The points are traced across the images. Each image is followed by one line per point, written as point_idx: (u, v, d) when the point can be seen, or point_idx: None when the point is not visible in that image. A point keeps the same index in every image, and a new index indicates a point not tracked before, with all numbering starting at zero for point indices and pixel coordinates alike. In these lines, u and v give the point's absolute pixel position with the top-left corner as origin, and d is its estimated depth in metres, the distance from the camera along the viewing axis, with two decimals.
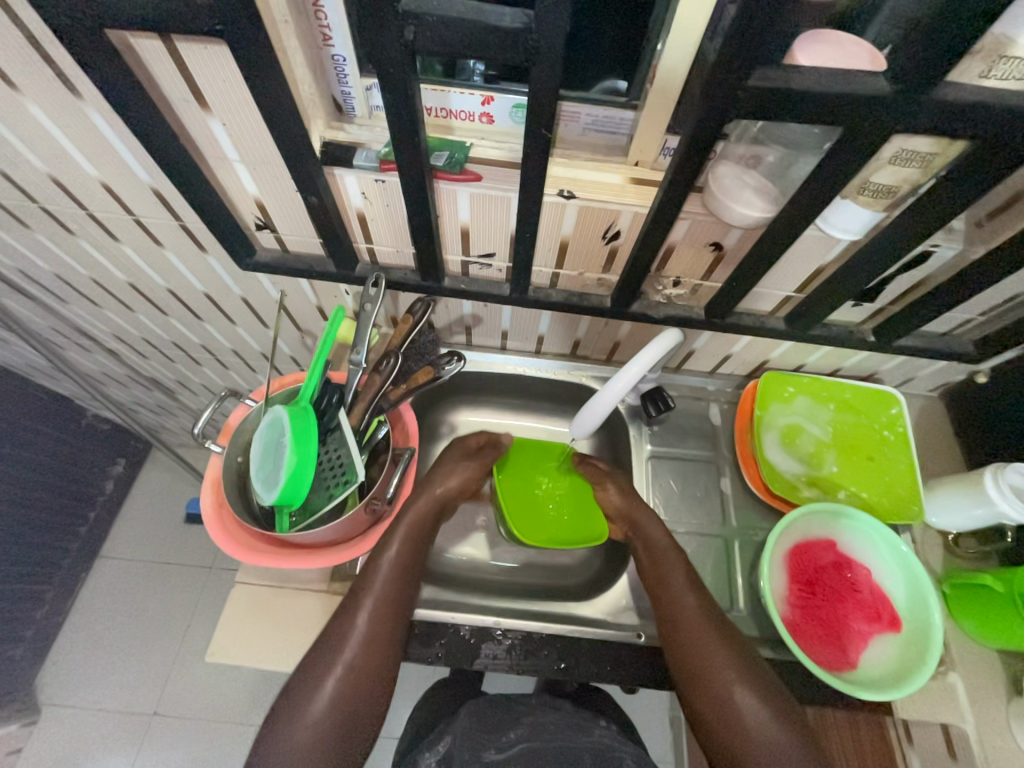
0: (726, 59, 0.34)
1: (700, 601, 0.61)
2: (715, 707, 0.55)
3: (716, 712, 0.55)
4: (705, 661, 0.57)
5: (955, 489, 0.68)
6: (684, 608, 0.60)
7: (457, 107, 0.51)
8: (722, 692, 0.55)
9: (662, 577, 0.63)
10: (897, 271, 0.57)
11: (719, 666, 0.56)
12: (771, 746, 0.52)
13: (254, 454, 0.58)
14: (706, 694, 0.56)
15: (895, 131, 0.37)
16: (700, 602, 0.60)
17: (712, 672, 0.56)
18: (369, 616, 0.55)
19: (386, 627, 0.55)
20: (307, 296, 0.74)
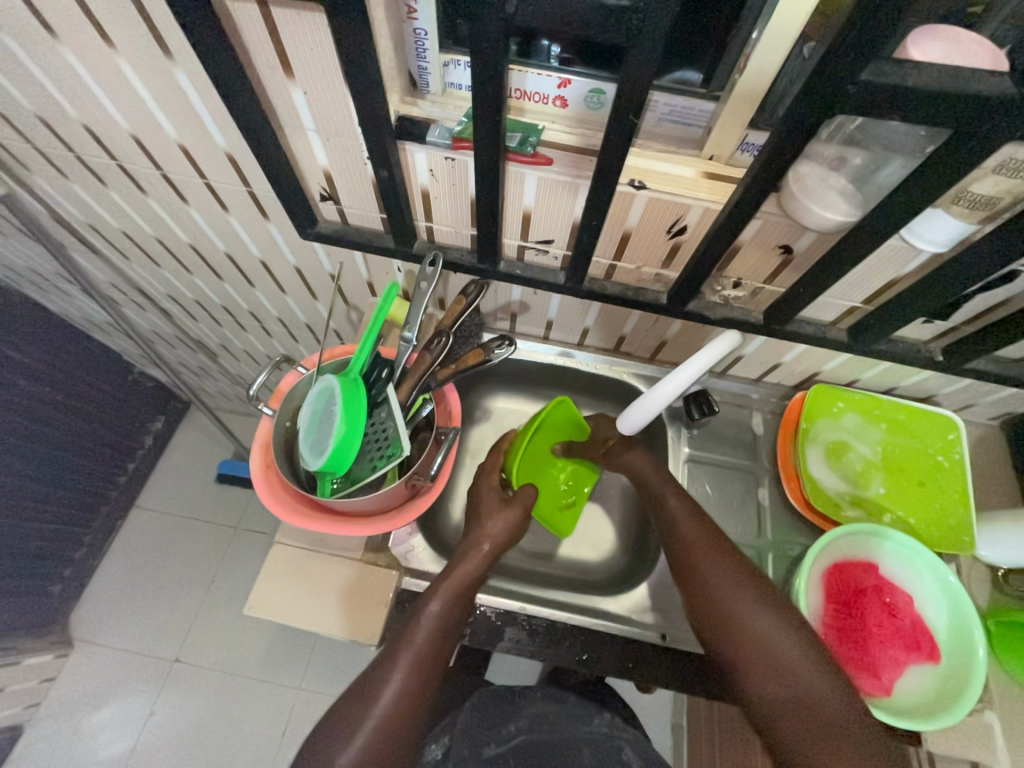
0: (839, 50, 0.33)
1: (726, 561, 0.60)
2: (757, 662, 0.54)
3: (754, 663, 0.54)
4: (738, 619, 0.56)
5: (1011, 523, 0.65)
6: (710, 571, 0.59)
7: (532, 88, 0.50)
8: (761, 643, 0.54)
9: (686, 536, 0.62)
10: (978, 290, 0.54)
11: (753, 620, 0.56)
12: (816, 693, 0.52)
13: (304, 421, 0.59)
14: (744, 650, 0.55)
15: (1011, 138, 0.35)
16: (726, 565, 0.59)
17: (746, 627, 0.55)
18: (440, 608, 0.59)
19: (444, 637, 0.58)
20: (359, 271, 0.75)
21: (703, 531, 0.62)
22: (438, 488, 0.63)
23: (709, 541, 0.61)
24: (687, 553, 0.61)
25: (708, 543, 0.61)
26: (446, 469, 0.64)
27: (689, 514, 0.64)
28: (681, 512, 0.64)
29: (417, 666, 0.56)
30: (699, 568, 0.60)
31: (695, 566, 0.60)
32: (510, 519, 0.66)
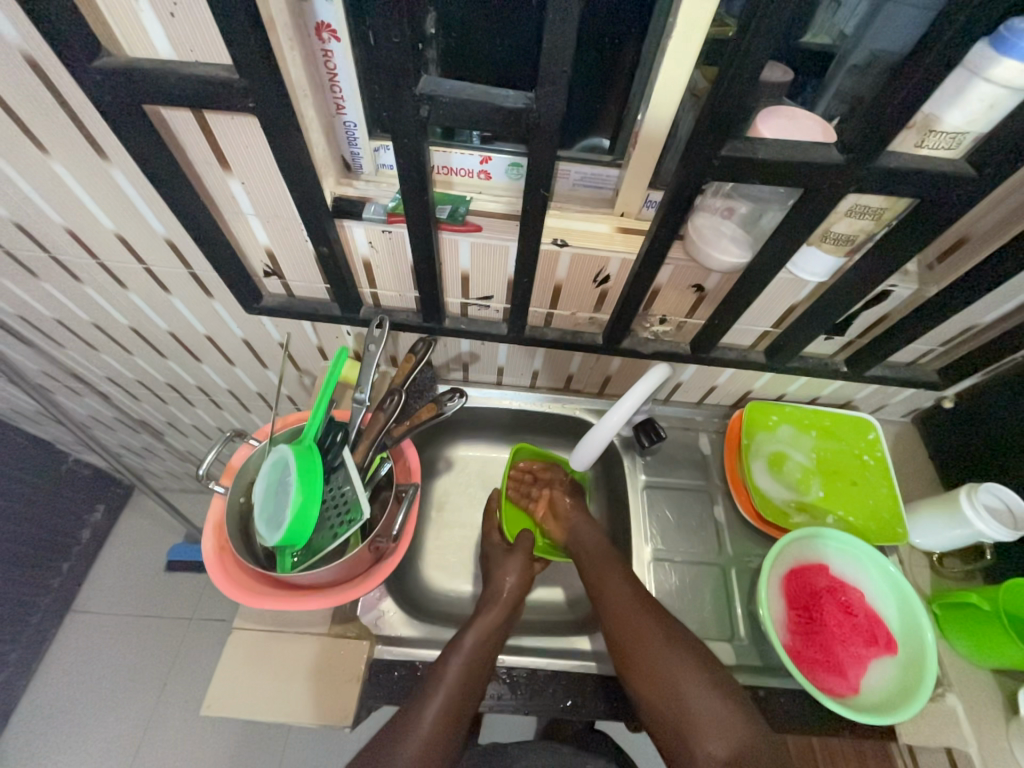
0: (701, 132, 0.39)
1: (660, 624, 0.61)
2: (694, 729, 0.54)
3: (692, 728, 0.54)
4: (673, 685, 0.57)
5: (934, 510, 0.71)
6: (642, 641, 0.60)
7: (457, 165, 0.55)
8: (703, 709, 0.55)
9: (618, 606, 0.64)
10: (862, 308, 0.62)
11: (687, 686, 0.57)
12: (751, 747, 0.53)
13: (259, 495, 0.58)
14: (683, 718, 0.55)
15: (849, 191, 0.43)
16: (663, 629, 0.61)
17: (681, 693, 0.56)
18: (470, 650, 0.59)
19: (465, 699, 0.56)
20: (309, 338, 0.77)
21: (639, 598, 0.64)
22: (403, 547, 0.62)
23: (645, 607, 0.63)
24: (623, 621, 0.63)
25: (644, 608, 0.63)
26: (409, 526, 0.64)
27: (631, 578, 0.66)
28: (619, 580, 0.66)
29: (449, 713, 0.55)
30: (637, 636, 0.61)
31: (629, 640, 0.61)
32: (512, 566, 0.70)
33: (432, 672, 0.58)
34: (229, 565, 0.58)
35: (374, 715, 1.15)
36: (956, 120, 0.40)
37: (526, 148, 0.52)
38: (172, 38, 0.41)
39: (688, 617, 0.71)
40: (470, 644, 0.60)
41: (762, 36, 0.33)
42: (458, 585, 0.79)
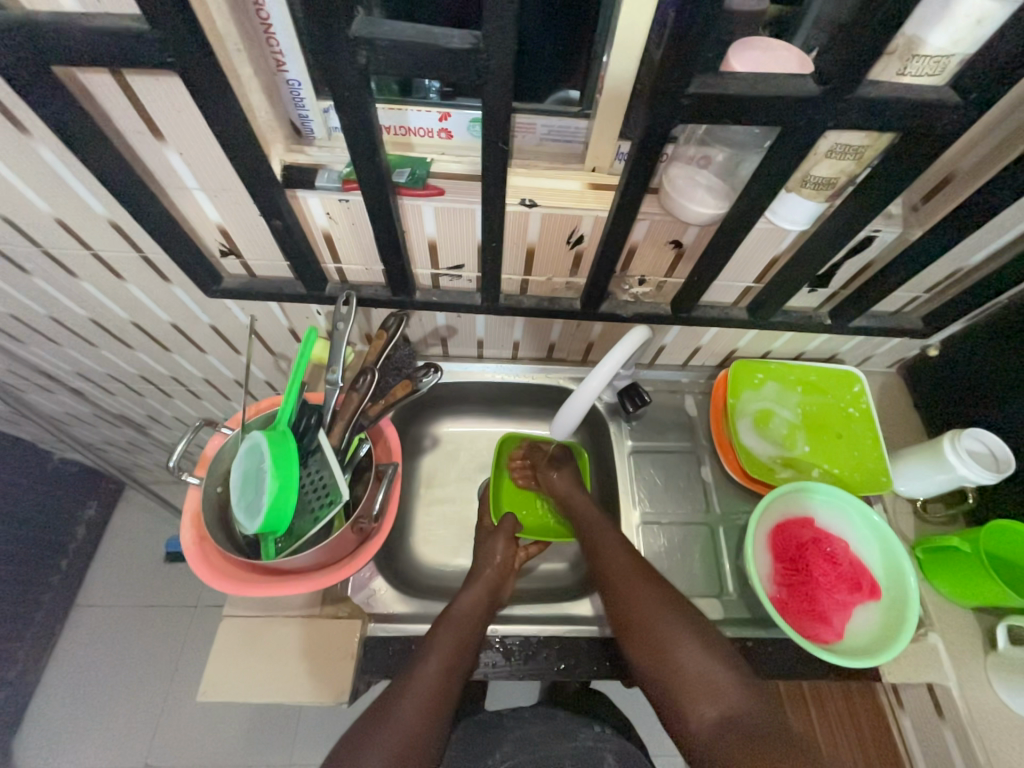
0: (666, 69, 0.36)
1: (653, 584, 0.62)
2: (685, 686, 0.55)
3: (685, 691, 0.55)
4: (663, 644, 0.58)
5: (917, 458, 0.71)
6: (642, 601, 0.61)
7: (416, 124, 0.52)
8: (696, 668, 0.55)
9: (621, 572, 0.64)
10: (844, 257, 0.60)
11: (683, 647, 0.57)
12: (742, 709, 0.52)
13: (235, 483, 0.57)
14: (675, 679, 0.55)
15: (827, 128, 0.40)
16: (653, 588, 0.62)
17: (677, 655, 0.57)
18: (461, 613, 0.62)
19: (460, 659, 0.58)
20: (278, 320, 0.74)
21: (632, 560, 0.65)
22: (388, 526, 0.62)
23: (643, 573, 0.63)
24: (614, 581, 0.64)
25: (636, 568, 0.64)
26: (391, 505, 0.63)
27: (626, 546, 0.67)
28: (611, 543, 0.67)
29: (445, 671, 0.57)
30: (627, 596, 0.62)
31: (620, 599, 0.63)
32: (492, 546, 0.71)
33: (426, 637, 0.60)
34: (201, 554, 0.57)
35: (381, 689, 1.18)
36: (939, 42, 0.37)
37: (479, 102, 0.49)
38: None
39: (677, 576, 0.72)
40: (463, 607, 0.63)
41: None
42: (449, 559, 0.79)
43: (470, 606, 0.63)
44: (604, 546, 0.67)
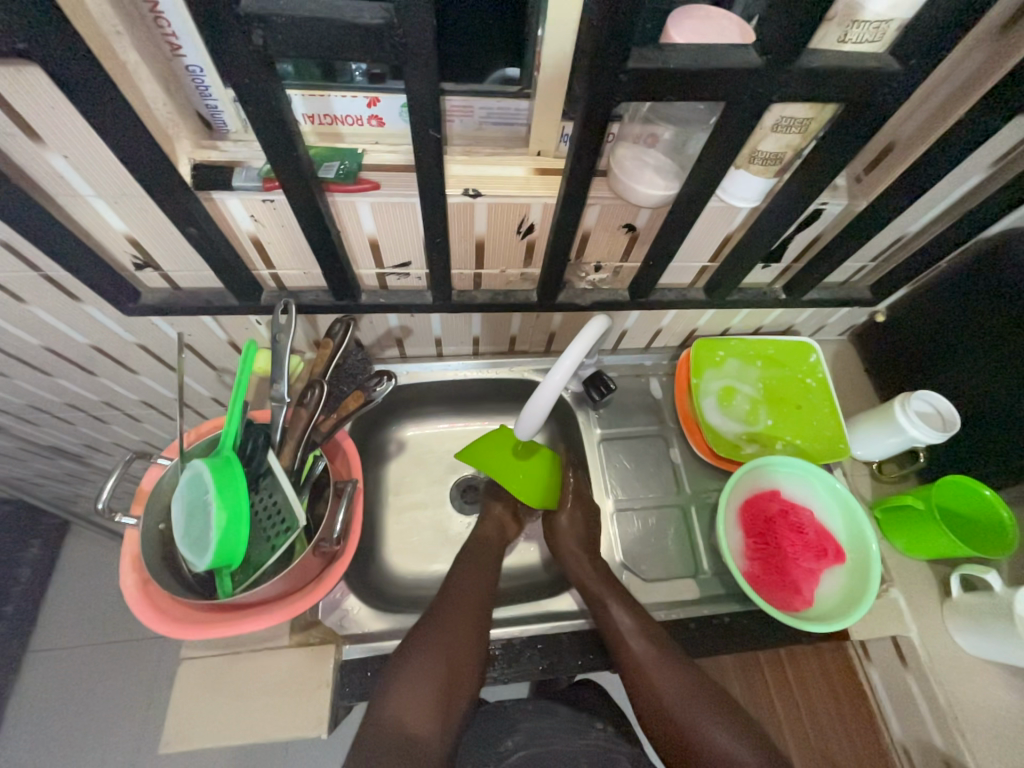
0: (601, 42, 0.33)
1: (680, 678, 0.59)
2: None
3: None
4: (697, 741, 0.56)
5: (872, 423, 0.74)
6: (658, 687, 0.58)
7: (342, 111, 0.47)
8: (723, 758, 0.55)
9: (634, 658, 0.60)
10: (794, 232, 0.60)
11: (709, 736, 0.56)
12: None
13: (179, 518, 0.52)
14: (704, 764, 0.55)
15: (772, 101, 0.38)
16: (683, 685, 0.58)
17: (702, 743, 0.56)
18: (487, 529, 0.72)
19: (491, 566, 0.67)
20: (214, 334, 0.68)
21: (656, 650, 0.60)
22: (354, 544, 0.59)
23: (659, 659, 0.59)
24: (642, 683, 0.59)
25: (666, 667, 0.59)
26: (355, 523, 0.60)
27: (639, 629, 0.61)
28: (635, 645, 0.60)
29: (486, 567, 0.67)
30: (657, 697, 0.58)
31: (647, 701, 0.58)
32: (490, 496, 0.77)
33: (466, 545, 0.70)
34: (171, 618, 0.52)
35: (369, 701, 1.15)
36: (879, 8, 0.35)
37: (399, 85, 0.44)
38: None
39: (654, 560, 0.72)
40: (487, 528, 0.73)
41: None
42: (425, 567, 0.77)
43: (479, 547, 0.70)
44: (630, 648, 0.60)
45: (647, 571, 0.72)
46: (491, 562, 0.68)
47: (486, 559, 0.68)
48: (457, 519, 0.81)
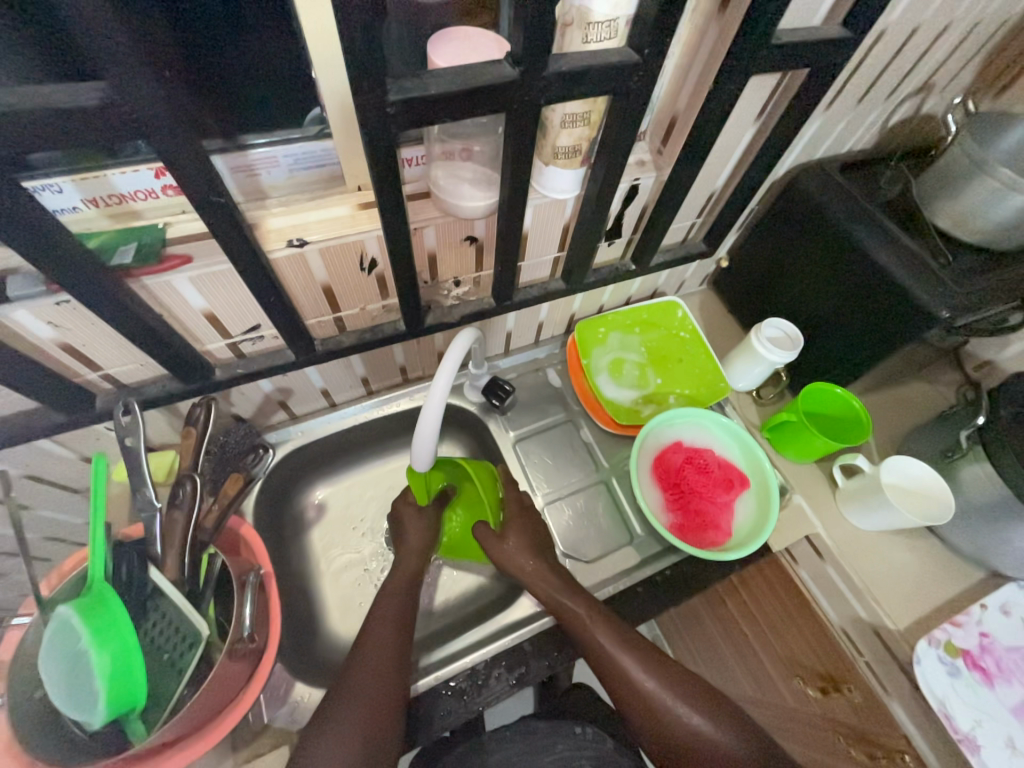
0: (356, 82, 0.34)
1: (651, 669, 0.56)
2: (695, 757, 0.52)
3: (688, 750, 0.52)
4: (668, 722, 0.53)
5: (738, 357, 0.82)
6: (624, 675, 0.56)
7: (127, 188, 0.41)
8: (694, 734, 0.52)
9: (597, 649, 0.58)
10: (621, 208, 0.65)
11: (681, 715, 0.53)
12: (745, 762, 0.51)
13: (52, 679, 0.45)
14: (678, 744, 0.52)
15: (542, 103, 0.41)
16: (658, 676, 0.55)
17: (675, 724, 0.53)
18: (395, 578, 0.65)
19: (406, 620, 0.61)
20: (55, 457, 0.59)
21: (617, 635, 0.58)
22: (276, 632, 0.56)
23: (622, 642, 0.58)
24: (610, 669, 0.57)
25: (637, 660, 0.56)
26: (275, 607, 0.57)
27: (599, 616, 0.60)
28: (608, 646, 0.57)
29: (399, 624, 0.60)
30: (625, 683, 0.55)
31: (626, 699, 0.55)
32: (425, 528, 0.70)
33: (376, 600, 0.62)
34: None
35: None
36: (603, 8, 0.39)
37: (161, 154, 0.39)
38: None
39: (591, 539, 0.75)
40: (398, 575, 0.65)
41: None
42: None
43: (388, 596, 0.63)
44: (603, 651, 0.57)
45: (588, 552, 0.74)
46: (409, 607, 0.62)
47: (399, 611, 0.61)
48: None
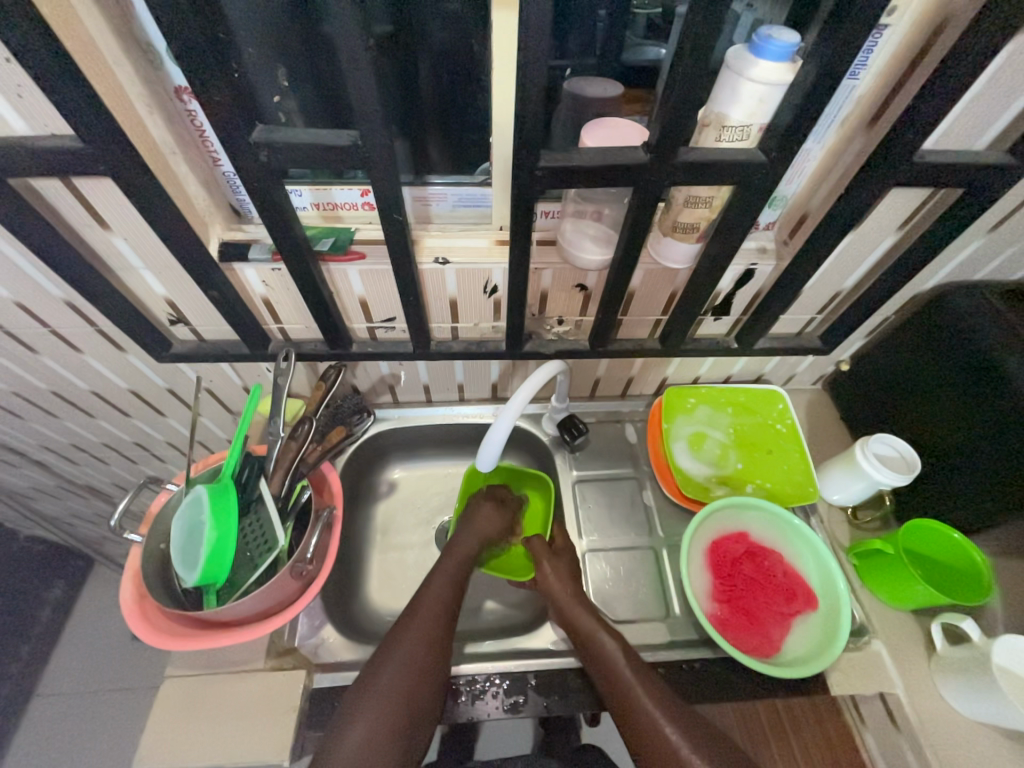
0: (517, 150, 0.44)
1: (676, 719, 0.55)
2: None
3: None
4: (666, 755, 0.52)
5: (838, 467, 0.76)
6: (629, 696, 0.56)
7: (341, 200, 0.58)
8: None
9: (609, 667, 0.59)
10: (734, 286, 0.68)
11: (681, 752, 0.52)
12: None
13: (176, 538, 0.58)
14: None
15: (666, 183, 0.47)
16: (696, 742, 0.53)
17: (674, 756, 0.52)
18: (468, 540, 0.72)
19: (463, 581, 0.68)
20: (229, 378, 0.78)
21: (630, 659, 0.59)
22: (328, 568, 0.64)
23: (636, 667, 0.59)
24: (617, 689, 0.58)
25: (664, 708, 0.56)
26: (331, 548, 0.65)
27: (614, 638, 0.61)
28: (631, 680, 0.57)
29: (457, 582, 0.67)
30: (630, 707, 0.56)
31: (647, 748, 0.54)
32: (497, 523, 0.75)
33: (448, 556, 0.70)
34: (168, 636, 0.57)
35: None
36: (739, 116, 0.45)
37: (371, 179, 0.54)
38: (24, 114, 0.44)
39: (625, 602, 0.73)
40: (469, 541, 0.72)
41: (533, 62, 0.38)
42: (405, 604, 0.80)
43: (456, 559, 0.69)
44: (632, 691, 0.57)
45: (618, 612, 0.72)
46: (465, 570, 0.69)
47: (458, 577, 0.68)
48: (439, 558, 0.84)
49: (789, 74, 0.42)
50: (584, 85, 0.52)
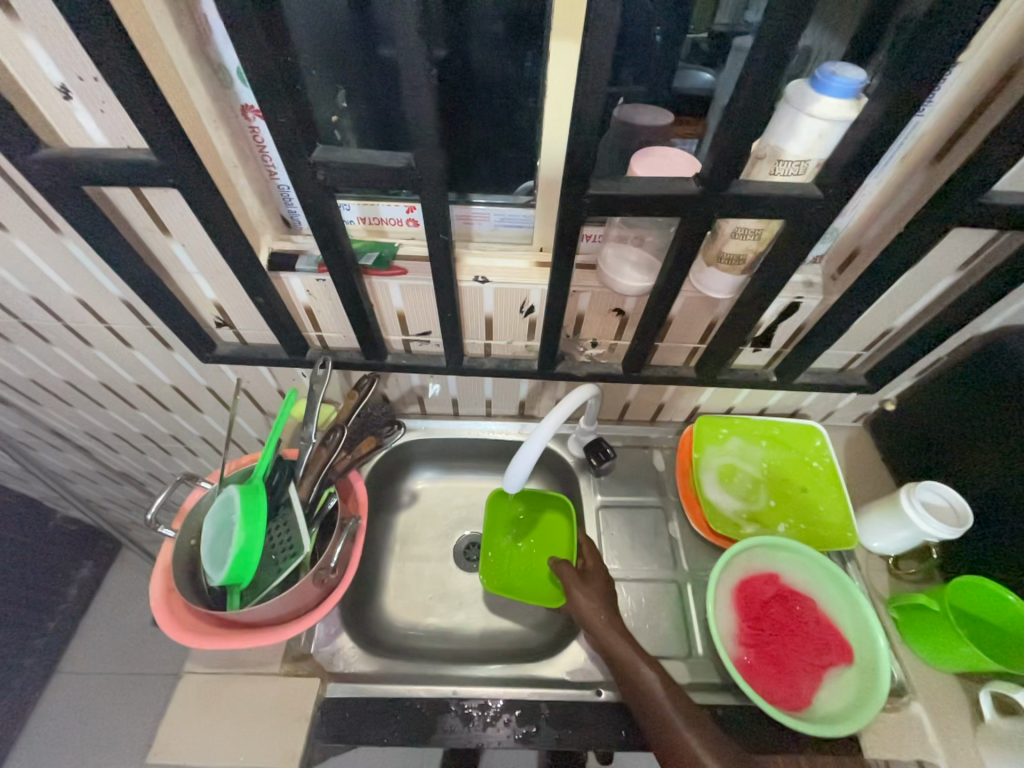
0: (566, 177, 0.44)
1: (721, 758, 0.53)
2: None
3: None
4: None
5: (881, 512, 0.72)
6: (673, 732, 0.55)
7: (386, 215, 0.59)
8: None
9: (649, 699, 0.57)
10: (776, 319, 0.66)
11: None
12: None
13: (207, 536, 0.60)
14: None
15: (715, 215, 0.46)
16: None
17: None
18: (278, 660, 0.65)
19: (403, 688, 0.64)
20: (266, 381, 0.80)
21: (672, 691, 0.57)
22: (349, 576, 0.64)
23: (678, 701, 0.57)
24: (658, 722, 0.56)
25: (709, 745, 0.54)
26: (353, 557, 0.65)
27: (654, 669, 0.59)
28: (673, 715, 0.55)
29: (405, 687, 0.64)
30: (673, 743, 0.54)
31: None
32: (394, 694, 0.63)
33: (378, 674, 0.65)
34: (199, 635, 0.58)
35: (366, 755, 1.12)
36: (797, 150, 0.44)
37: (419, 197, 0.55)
38: (103, 127, 0.46)
39: (645, 637, 0.71)
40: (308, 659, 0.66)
41: (591, 92, 0.38)
42: (419, 618, 0.79)
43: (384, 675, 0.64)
44: (679, 733, 0.54)
45: None
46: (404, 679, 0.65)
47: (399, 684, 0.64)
48: (456, 574, 0.83)
49: (852, 112, 0.41)
50: (636, 113, 0.52)
